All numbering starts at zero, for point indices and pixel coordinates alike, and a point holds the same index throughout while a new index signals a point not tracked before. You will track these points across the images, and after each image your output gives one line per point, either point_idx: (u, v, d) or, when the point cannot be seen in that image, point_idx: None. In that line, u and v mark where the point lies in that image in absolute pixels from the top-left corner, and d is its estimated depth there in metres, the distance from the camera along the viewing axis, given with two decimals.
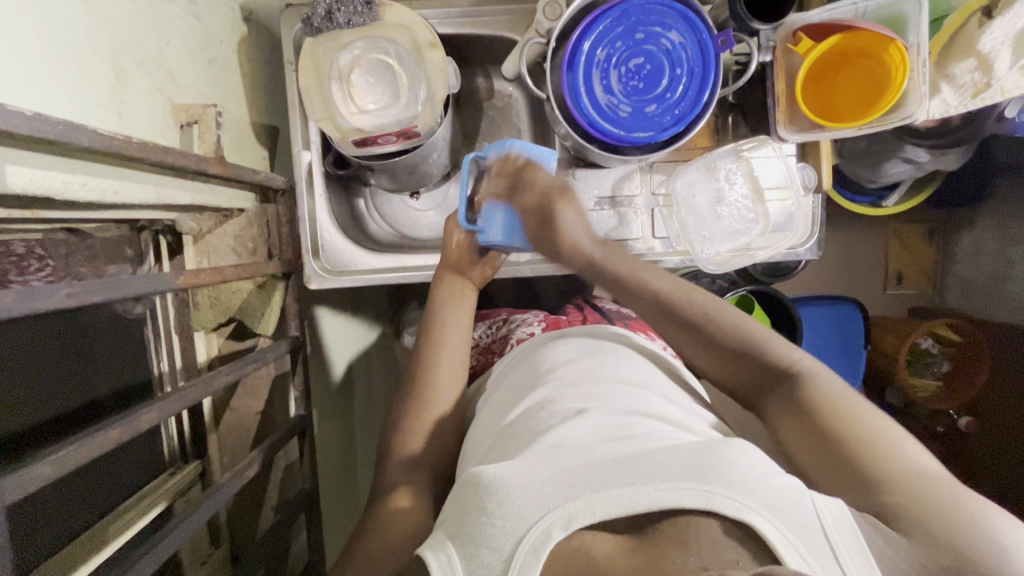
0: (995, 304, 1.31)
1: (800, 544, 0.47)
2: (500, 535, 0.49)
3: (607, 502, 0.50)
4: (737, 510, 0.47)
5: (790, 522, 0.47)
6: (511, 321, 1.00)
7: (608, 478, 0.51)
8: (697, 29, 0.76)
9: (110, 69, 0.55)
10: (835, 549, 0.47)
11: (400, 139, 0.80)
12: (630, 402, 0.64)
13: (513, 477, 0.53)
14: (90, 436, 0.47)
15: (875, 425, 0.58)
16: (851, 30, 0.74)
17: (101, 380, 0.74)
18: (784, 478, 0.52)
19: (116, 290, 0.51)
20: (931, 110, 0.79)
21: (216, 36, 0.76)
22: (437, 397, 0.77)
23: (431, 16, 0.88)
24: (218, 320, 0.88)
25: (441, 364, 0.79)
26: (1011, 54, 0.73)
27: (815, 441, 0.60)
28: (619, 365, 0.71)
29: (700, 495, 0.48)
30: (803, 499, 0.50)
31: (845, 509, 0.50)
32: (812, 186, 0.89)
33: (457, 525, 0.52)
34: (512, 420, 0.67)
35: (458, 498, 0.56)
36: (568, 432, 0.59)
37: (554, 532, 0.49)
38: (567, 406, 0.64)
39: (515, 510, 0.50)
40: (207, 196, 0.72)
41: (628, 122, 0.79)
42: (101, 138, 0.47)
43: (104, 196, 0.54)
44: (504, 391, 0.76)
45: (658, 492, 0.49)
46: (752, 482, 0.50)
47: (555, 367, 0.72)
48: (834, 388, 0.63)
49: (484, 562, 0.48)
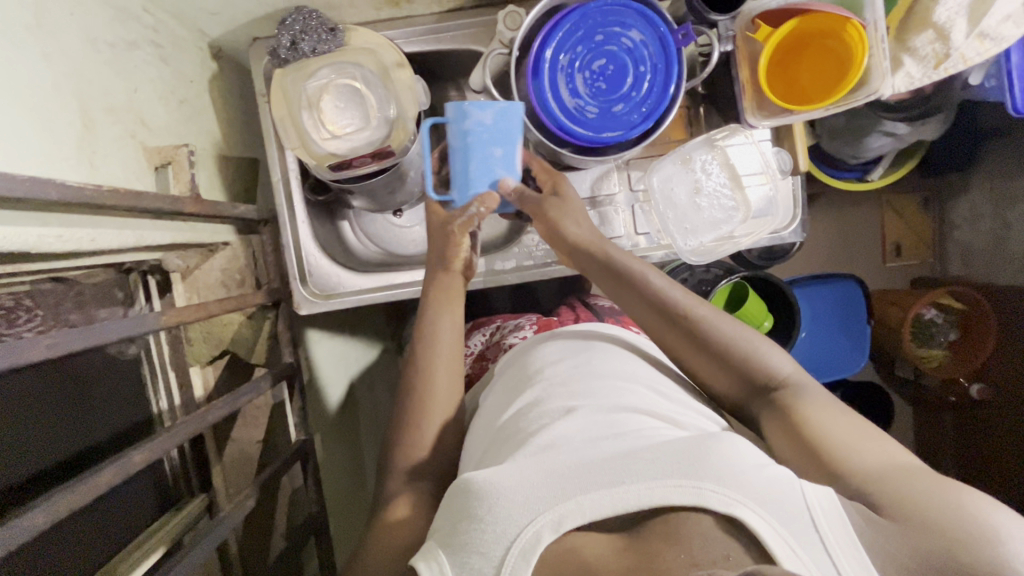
0: (997, 266, 1.30)
1: (790, 536, 0.47)
2: (491, 540, 0.50)
3: (596, 503, 0.50)
4: (725, 506, 0.48)
5: (779, 515, 0.48)
6: (505, 327, 1.01)
7: (597, 477, 0.52)
8: (656, 25, 0.77)
9: (78, 121, 0.56)
10: (826, 543, 0.47)
11: (375, 160, 0.82)
12: (619, 398, 0.64)
13: (504, 481, 0.53)
14: (82, 482, 0.48)
15: (859, 435, 0.59)
16: (807, 14, 0.74)
17: (100, 423, 0.76)
18: (775, 469, 0.52)
19: (96, 337, 0.52)
20: (896, 85, 0.78)
21: (185, 76, 0.78)
22: (435, 410, 0.75)
23: (396, 36, 0.89)
24: (213, 353, 0.90)
25: (436, 374, 0.77)
26: (966, 23, 0.73)
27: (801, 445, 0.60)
28: (608, 359, 0.72)
29: (689, 492, 0.49)
30: (794, 490, 0.50)
31: (831, 494, 0.51)
32: (788, 168, 0.89)
33: (450, 533, 0.53)
34: (503, 423, 0.68)
35: (450, 505, 0.56)
36: (559, 431, 0.60)
37: (544, 534, 0.49)
38: (556, 405, 0.64)
39: (505, 513, 0.51)
40: (189, 234, 0.74)
41: (597, 123, 0.80)
42: (70, 189, 0.48)
43: (81, 245, 0.55)
44: (495, 395, 0.76)
45: (648, 491, 0.50)
46: (742, 477, 0.50)
47: (544, 367, 0.72)
48: (825, 403, 0.62)
49: (475, 567, 0.49)
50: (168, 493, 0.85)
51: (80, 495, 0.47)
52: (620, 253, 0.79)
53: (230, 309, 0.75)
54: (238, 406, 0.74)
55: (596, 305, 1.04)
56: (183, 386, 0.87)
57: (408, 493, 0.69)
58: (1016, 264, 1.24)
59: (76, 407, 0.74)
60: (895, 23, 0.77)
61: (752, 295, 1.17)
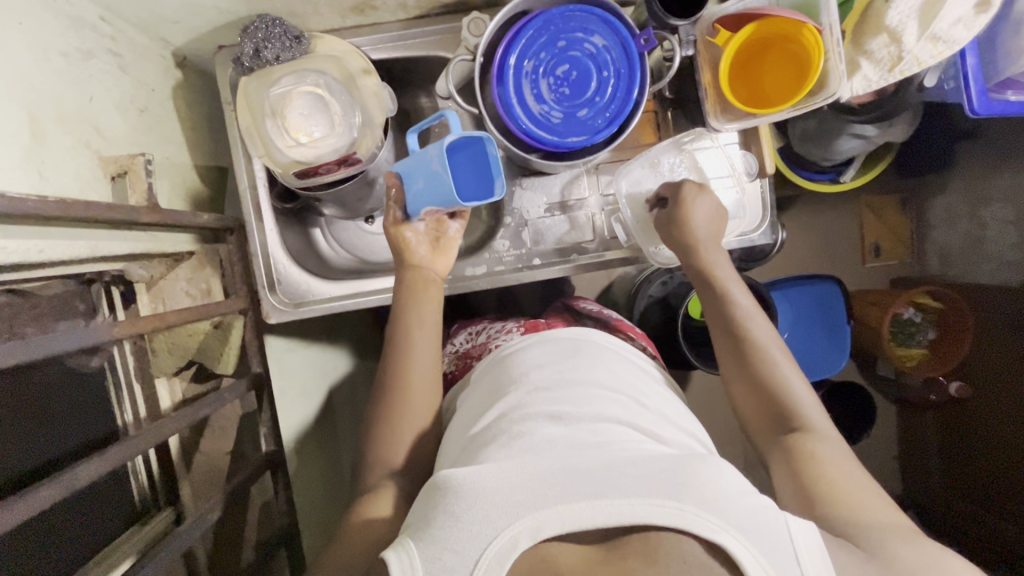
0: (973, 265, 1.31)
1: (770, 565, 0.47)
2: (467, 541, 0.50)
3: (577, 514, 0.49)
4: (711, 532, 0.47)
5: (761, 543, 0.48)
6: (490, 330, 1.00)
7: (579, 488, 0.51)
8: (618, 31, 0.77)
9: (28, 132, 0.56)
10: (806, 574, 0.48)
11: (341, 166, 0.81)
12: (601, 408, 0.64)
13: (484, 482, 0.53)
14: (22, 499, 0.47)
15: (866, 496, 0.62)
16: (766, 18, 0.74)
17: (60, 436, 0.75)
18: (762, 498, 0.52)
19: (38, 350, 0.51)
20: (854, 88, 0.80)
21: (146, 85, 0.77)
22: (412, 412, 0.75)
23: (363, 43, 0.89)
24: (179, 363, 0.87)
25: (411, 375, 0.77)
26: (916, 28, 0.74)
27: (798, 480, 0.64)
28: (594, 366, 0.72)
29: (673, 513, 0.48)
30: (779, 520, 0.50)
31: (817, 532, 0.51)
32: (753, 171, 0.90)
33: (424, 525, 0.53)
34: (483, 425, 0.67)
35: (426, 501, 0.56)
36: (545, 437, 0.60)
37: (521, 540, 0.49)
38: (539, 409, 0.64)
39: (483, 515, 0.51)
40: (148, 243, 0.73)
41: (562, 128, 0.80)
42: (11, 202, 0.47)
43: (28, 257, 0.54)
44: (473, 399, 0.76)
45: (630, 507, 0.49)
46: (728, 502, 0.50)
47: (526, 370, 0.72)
48: (840, 460, 0.65)
49: (447, 565, 0.49)
50: (134, 505, 0.84)
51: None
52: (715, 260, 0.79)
53: (193, 319, 0.74)
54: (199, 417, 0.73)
55: (585, 310, 1.04)
56: (150, 397, 0.86)
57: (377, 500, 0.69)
58: (993, 263, 1.26)
59: (32, 422, 0.72)
60: (850, 27, 0.79)
61: None
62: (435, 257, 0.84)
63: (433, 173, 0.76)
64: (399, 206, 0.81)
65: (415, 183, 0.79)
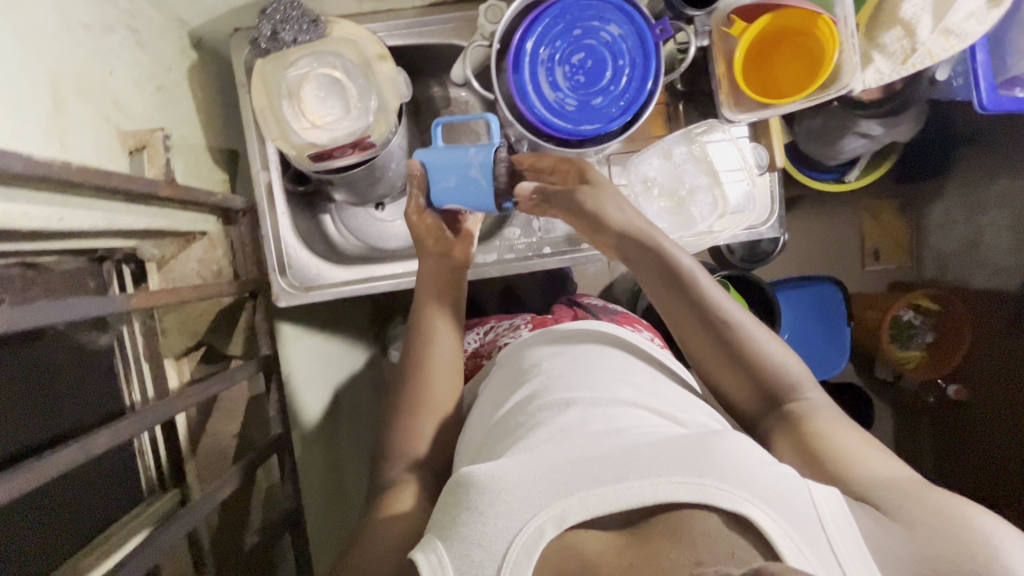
0: (970, 270, 1.32)
1: (795, 534, 0.47)
2: (493, 534, 0.50)
3: (600, 498, 0.49)
4: (734, 503, 0.47)
5: (785, 513, 0.47)
6: (498, 327, 1.00)
7: (599, 473, 0.51)
8: (634, 20, 0.78)
9: (50, 100, 0.56)
10: (831, 540, 0.48)
11: (355, 151, 0.82)
12: (619, 393, 0.64)
13: (505, 475, 0.53)
14: (37, 464, 0.46)
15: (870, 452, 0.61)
16: (780, 9, 0.76)
17: (69, 412, 0.75)
18: (781, 467, 0.52)
19: (56, 314, 0.50)
20: (867, 81, 0.80)
21: (163, 63, 0.77)
22: (435, 394, 0.76)
23: (379, 28, 0.89)
24: (187, 343, 0.90)
25: (434, 360, 0.78)
26: (932, 18, 0.75)
27: (804, 449, 0.62)
28: (604, 355, 0.72)
29: (694, 489, 0.48)
30: (800, 489, 0.50)
31: (839, 497, 0.51)
32: (764, 163, 0.91)
33: (448, 523, 0.53)
34: (502, 416, 0.67)
35: (448, 498, 0.56)
36: (560, 426, 0.59)
37: (547, 529, 0.49)
38: (555, 398, 0.64)
39: (507, 508, 0.51)
40: (163, 220, 0.73)
41: (576, 116, 0.81)
42: (35, 164, 0.47)
43: (48, 224, 0.54)
44: (491, 390, 0.76)
45: (653, 488, 0.49)
46: (748, 474, 0.49)
47: (541, 361, 0.72)
48: (834, 418, 0.64)
49: (476, 561, 0.49)
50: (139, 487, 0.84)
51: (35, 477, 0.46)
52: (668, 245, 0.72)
53: (206, 296, 0.74)
54: (209, 395, 0.73)
55: (590, 305, 1.04)
56: (157, 379, 0.85)
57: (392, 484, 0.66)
58: (988, 268, 1.26)
59: (40, 395, 0.72)
60: (864, 21, 0.80)
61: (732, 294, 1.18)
62: (454, 244, 0.84)
63: (470, 178, 0.79)
64: (422, 191, 0.81)
65: (446, 180, 0.80)
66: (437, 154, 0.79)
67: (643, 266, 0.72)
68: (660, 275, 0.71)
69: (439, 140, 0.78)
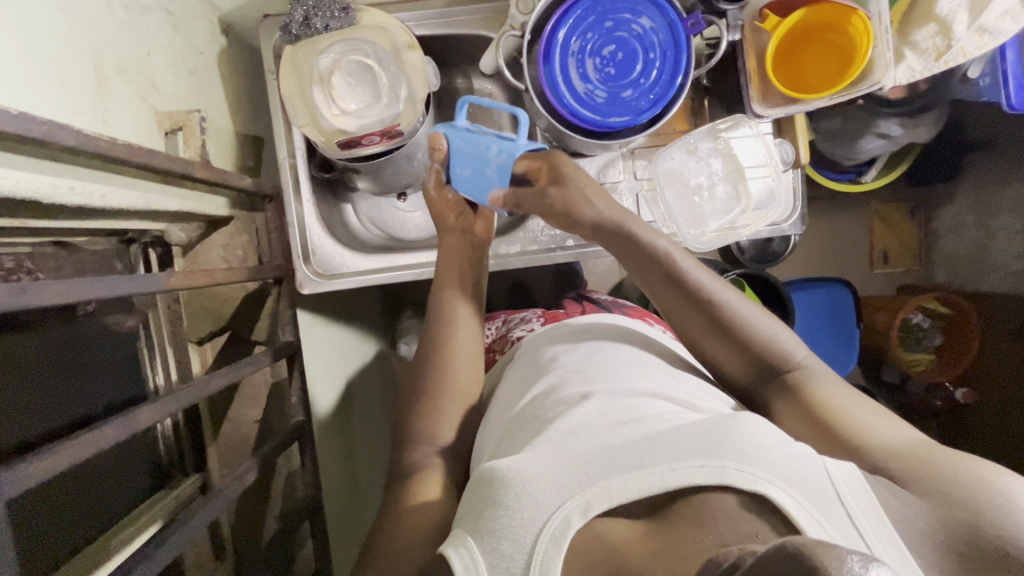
0: (980, 274, 1.33)
1: (817, 511, 0.43)
2: (520, 526, 0.46)
3: (624, 486, 0.46)
4: (751, 483, 0.44)
5: (807, 492, 0.44)
6: (509, 321, 0.97)
7: (621, 461, 0.48)
8: (666, 13, 0.78)
9: (93, 78, 0.56)
10: (852, 515, 0.44)
11: (383, 139, 0.81)
12: (637, 382, 0.60)
13: (530, 468, 0.49)
14: (85, 435, 0.46)
15: (879, 420, 0.56)
16: (815, 4, 0.78)
17: (96, 393, 0.75)
18: (799, 446, 0.49)
19: (104, 289, 0.50)
20: (897, 77, 0.82)
21: (195, 47, 0.77)
22: (460, 376, 0.74)
23: (407, 18, 0.89)
24: (211, 329, 0.89)
25: (459, 339, 0.76)
26: (967, 16, 0.76)
27: (817, 424, 0.58)
28: (620, 348, 0.67)
29: (713, 471, 0.45)
30: (812, 464, 0.47)
31: (857, 472, 0.47)
32: (790, 160, 0.90)
33: (475, 517, 0.49)
34: (520, 409, 0.64)
35: (471, 495, 0.52)
36: (577, 418, 0.55)
37: (573, 520, 0.45)
38: (571, 391, 0.60)
39: (534, 500, 0.47)
40: (195, 203, 0.73)
41: (605, 108, 0.81)
42: (85, 139, 0.47)
43: (92, 200, 0.54)
44: (509, 385, 0.71)
45: (673, 473, 0.46)
46: (768, 454, 0.47)
47: (558, 355, 0.68)
48: (840, 386, 0.61)
49: (506, 556, 0.45)
50: (161, 472, 0.84)
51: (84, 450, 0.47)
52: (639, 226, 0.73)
53: (236, 279, 0.74)
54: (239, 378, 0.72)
55: (599, 298, 1.01)
56: (179, 364, 0.86)
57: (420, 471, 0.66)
58: (1000, 271, 1.27)
59: (71, 375, 0.72)
60: (899, 15, 0.81)
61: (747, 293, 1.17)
62: (475, 220, 0.83)
63: (485, 173, 0.79)
64: (443, 167, 0.81)
65: (462, 169, 0.80)
66: (459, 141, 0.78)
67: (630, 252, 0.72)
68: (644, 260, 0.71)
69: (465, 129, 0.77)
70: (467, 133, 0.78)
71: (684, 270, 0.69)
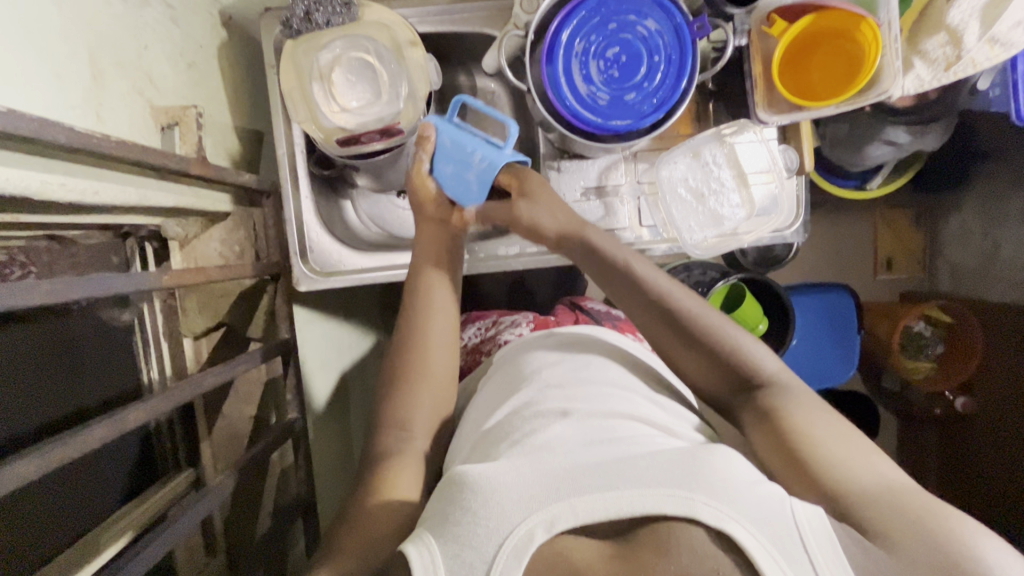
0: (985, 285, 1.29)
1: (778, 554, 0.43)
2: (484, 535, 0.46)
3: (591, 506, 0.45)
4: (717, 519, 0.43)
5: (771, 532, 0.43)
6: (500, 322, 0.96)
7: (591, 480, 0.47)
8: (672, 15, 0.77)
9: (88, 72, 0.56)
10: (813, 559, 0.43)
11: (383, 137, 0.81)
12: (613, 404, 0.59)
13: (501, 477, 0.49)
14: (74, 436, 0.45)
15: (857, 453, 0.54)
16: (823, 10, 0.77)
17: (87, 388, 0.75)
18: (768, 486, 0.48)
19: (97, 288, 0.50)
20: (906, 86, 0.82)
21: (194, 40, 0.76)
22: (433, 365, 0.73)
23: (410, 14, 0.88)
24: (208, 325, 0.86)
25: (432, 323, 0.75)
26: (979, 26, 0.75)
27: (780, 437, 0.57)
28: (605, 366, 0.66)
29: (681, 503, 0.44)
30: (780, 506, 0.46)
31: (823, 516, 0.46)
32: (794, 167, 0.89)
33: (442, 519, 0.49)
34: (494, 422, 0.63)
35: (440, 496, 0.52)
36: (551, 434, 0.55)
37: (537, 533, 0.45)
38: (552, 405, 0.60)
39: (500, 510, 0.46)
40: (192, 199, 0.72)
41: (607, 111, 0.80)
42: (77, 136, 0.47)
43: (84, 197, 0.54)
44: (486, 396, 0.71)
45: (640, 498, 0.45)
46: (739, 491, 0.46)
47: (541, 368, 0.67)
48: (807, 398, 0.60)
49: (467, 562, 0.45)
50: (155, 466, 0.84)
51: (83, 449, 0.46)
52: (598, 237, 0.75)
53: (232, 277, 0.73)
54: (233, 376, 0.71)
55: (593, 309, 0.99)
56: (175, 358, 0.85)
57: (406, 465, 0.65)
58: (1005, 282, 1.23)
59: (64, 370, 0.73)
60: (910, 22, 0.81)
61: (748, 297, 1.16)
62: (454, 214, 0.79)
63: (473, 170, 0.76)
64: (429, 159, 0.77)
65: (447, 168, 0.77)
66: (449, 134, 0.74)
67: (598, 263, 0.73)
68: (605, 268, 0.73)
69: (457, 124, 0.74)
70: (458, 127, 0.75)
71: (647, 279, 0.70)
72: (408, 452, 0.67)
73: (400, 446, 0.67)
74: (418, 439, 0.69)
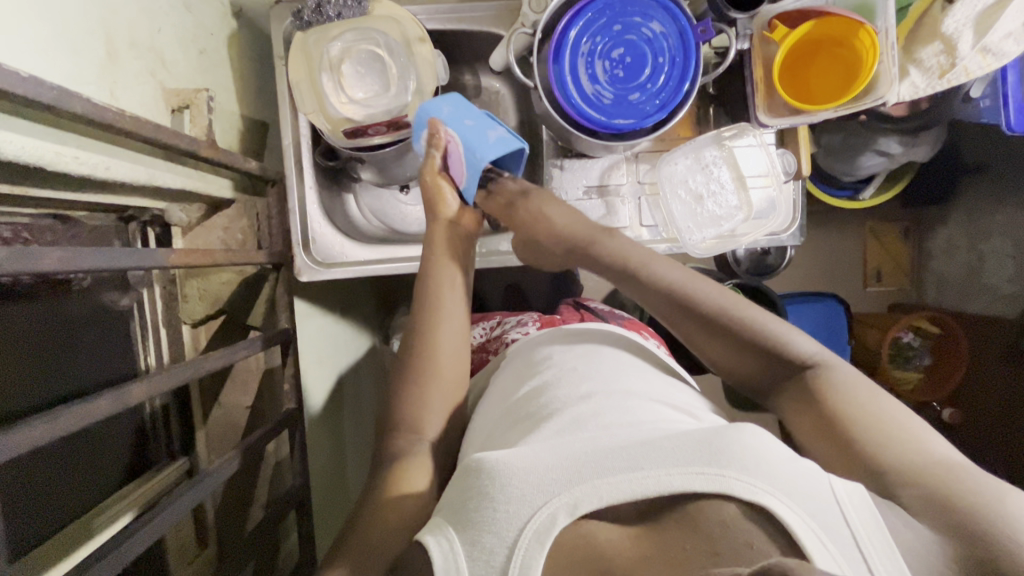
0: (971, 297, 1.32)
1: (822, 531, 0.42)
2: (504, 520, 0.46)
3: (616, 487, 0.46)
4: (751, 493, 0.44)
5: (807, 505, 0.43)
6: (506, 323, 0.97)
7: (613, 462, 0.48)
8: (676, 18, 0.79)
9: (103, 50, 0.56)
10: (857, 538, 0.43)
11: (389, 130, 0.82)
12: (633, 386, 0.60)
13: (520, 461, 0.49)
14: (74, 407, 0.45)
15: (899, 429, 0.54)
16: (824, 16, 0.80)
17: (85, 371, 0.74)
18: (803, 461, 0.48)
19: (104, 260, 0.49)
20: (901, 93, 0.85)
21: (206, 28, 0.77)
22: (442, 366, 0.72)
23: (420, 11, 0.90)
24: (207, 312, 0.87)
25: (443, 328, 0.73)
26: (972, 36, 0.78)
27: (826, 422, 0.58)
28: (613, 354, 0.67)
29: (712, 479, 0.45)
30: (820, 481, 0.46)
31: (863, 491, 0.46)
32: (791, 171, 0.91)
33: (460, 508, 0.49)
34: (513, 406, 0.63)
35: (458, 483, 0.52)
36: (572, 414, 0.56)
37: (559, 517, 0.45)
38: (569, 390, 0.60)
39: (519, 494, 0.47)
40: (197, 181, 0.72)
41: (611, 110, 0.82)
42: (95, 108, 0.47)
43: (95, 171, 0.54)
44: (499, 389, 0.70)
45: (668, 477, 0.45)
46: (767, 465, 0.46)
47: (553, 354, 0.68)
48: (843, 372, 0.61)
49: (486, 547, 0.45)
50: (149, 454, 0.83)
51: (90, 416, 0.46)
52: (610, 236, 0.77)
53: (235, 261, 0.72)
54: (233, 361, 0.70)
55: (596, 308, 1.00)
56: (172, 345, 0.85)
57: (415, 460, 0.65)
58: (989, 295, 1.26)
59: (62, 352, 0.72)
60: (907, 30, 0.83)
61: None
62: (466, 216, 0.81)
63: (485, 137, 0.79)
64: (441, 155, 0.78)
65: (462, 173, 0.79)
66: (469, 113, 0.80)
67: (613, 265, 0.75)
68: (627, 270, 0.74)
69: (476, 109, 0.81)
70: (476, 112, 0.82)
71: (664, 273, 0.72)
72: (414, 440, 0.67)
73: (403, 435, 0.68)
74: (420, 429, 0.68)
